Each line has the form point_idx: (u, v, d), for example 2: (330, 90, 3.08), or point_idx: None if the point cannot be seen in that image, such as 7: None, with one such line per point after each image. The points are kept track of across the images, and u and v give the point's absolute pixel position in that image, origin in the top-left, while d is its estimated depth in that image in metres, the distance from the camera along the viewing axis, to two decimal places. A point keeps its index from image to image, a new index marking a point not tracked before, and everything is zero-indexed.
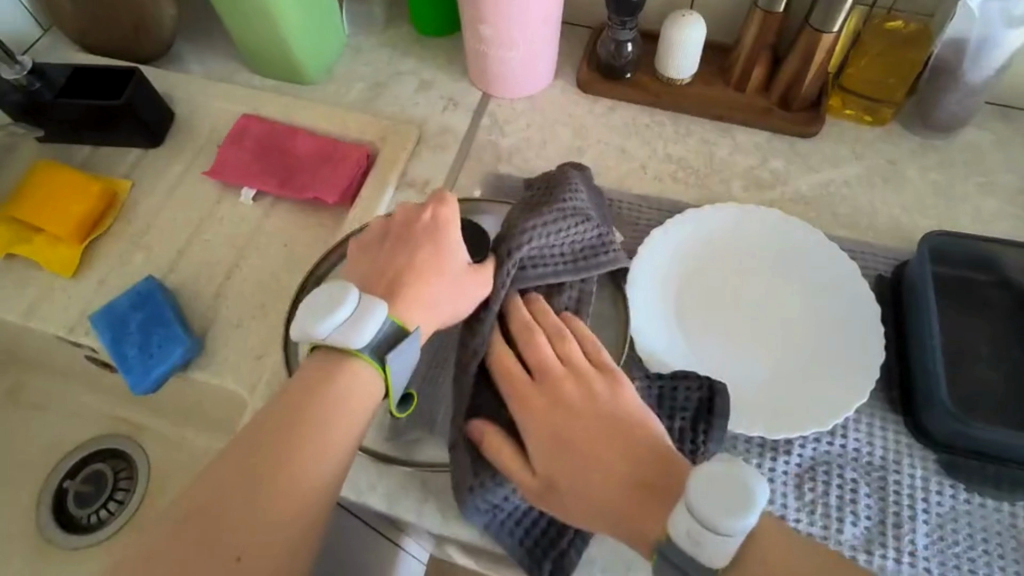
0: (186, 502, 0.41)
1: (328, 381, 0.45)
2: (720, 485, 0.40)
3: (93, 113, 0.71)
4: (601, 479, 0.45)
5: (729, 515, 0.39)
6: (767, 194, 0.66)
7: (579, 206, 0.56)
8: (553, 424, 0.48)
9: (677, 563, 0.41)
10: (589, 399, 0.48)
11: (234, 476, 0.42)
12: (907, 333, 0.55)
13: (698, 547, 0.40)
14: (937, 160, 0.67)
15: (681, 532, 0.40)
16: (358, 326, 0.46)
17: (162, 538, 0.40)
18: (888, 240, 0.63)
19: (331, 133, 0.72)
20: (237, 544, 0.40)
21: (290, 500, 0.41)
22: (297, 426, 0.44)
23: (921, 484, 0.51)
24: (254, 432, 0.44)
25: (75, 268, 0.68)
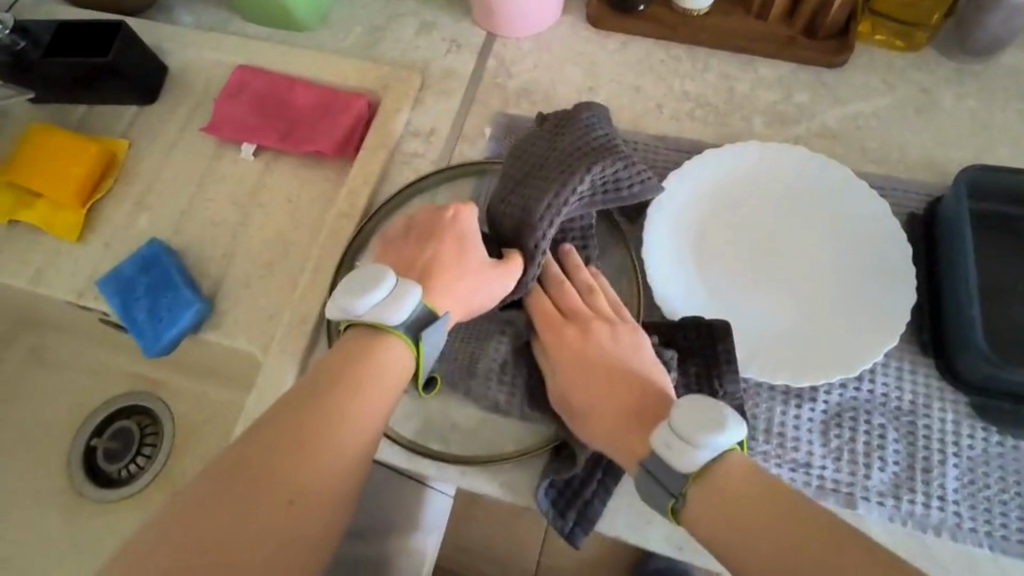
0: (234, 454, 0.42)
1: (375, 343, 0.45)
2: (705, 409, 0.42)
3: (83, 71, 0.68)
4: (611, 406, 0.47)
5: (703, 432, 0.41)
6: (792, 129, 0.63)
7: (592, 147, 0.51)
8: (575, 355, 0.49)
9: (655, 471, 0.43)
10: (615, 343, 0.49)
11: (280, 429, 0.42)
12: (941, 273, 0.52)
13: (672, 462, 0.42)
14: (975, 85, 0.63)
15: (662, 445, 0.42)
16: (393, 307, 0.45)
17: (210, 486, 0.41)
18: (920, 175, 0.59)
19: (330, 82, 0.69)
20: (288, 490, 0.41)
21: (337, 452, 0.42)
22: (341, 383, 0.44)
23: (952, 428, 0.49)
24: (296, 392, 0.44)
25: (79, 233, 0.66)
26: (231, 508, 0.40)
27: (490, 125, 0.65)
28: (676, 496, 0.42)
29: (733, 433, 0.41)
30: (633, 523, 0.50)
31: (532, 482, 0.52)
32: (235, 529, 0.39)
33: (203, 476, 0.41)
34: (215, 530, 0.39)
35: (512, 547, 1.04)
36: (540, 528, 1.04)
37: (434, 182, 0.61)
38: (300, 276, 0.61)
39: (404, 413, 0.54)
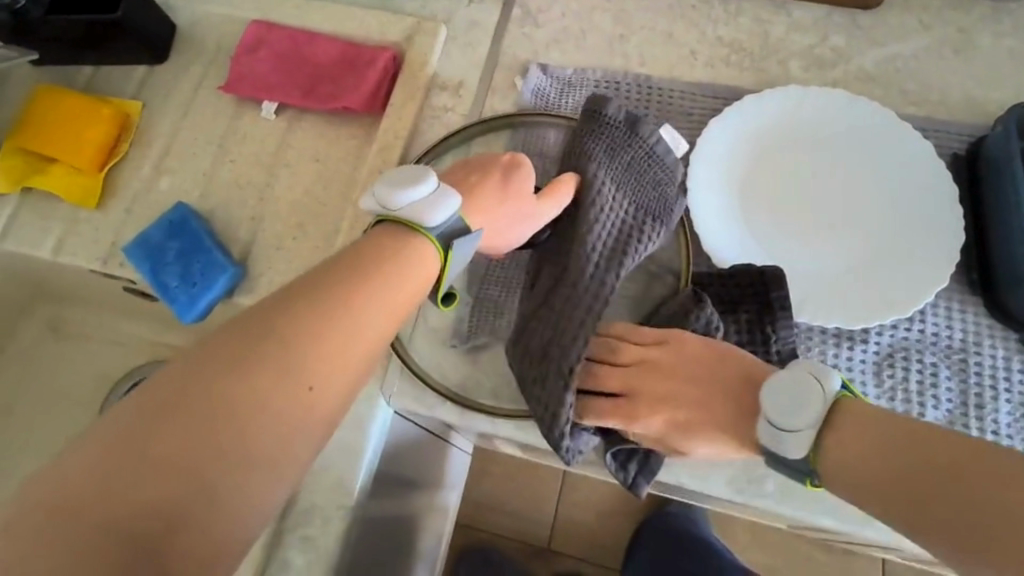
0: (234, 338, 0.36)
1: (388, 239, 0.42)
2: (788, 382, 0.41)
3: (89, 29, 0.65)
4: (713, 436, 0.45)
5: (801, 410, 0.40)
6: (829, 73, 0.62)
7: (604, 238, 0.49)
8: (658, 423, 0.46)
9: (788, 468, 0.41)
10: (680, 367, 0.46)
11: (302, 307, 0.38)
12: (988, 212, 0.52)
13: (784, 450, 0.41)
14: (1012, 24, 0.62)
15: (770, 439, 0.41)
16: (438, 206, 0.43)
17: (212, 363, 0.35)
18: (960, 116, 0.59)
19: (350, 36, 0.66)
20: (307, 372, 0.36)
21: (361, 340, 0.38)
22: (364, 271, 0.40)
23: (1003, 364, 0.50)
24: (301, 281, 0.39)
25: (98, 199, 0.64)
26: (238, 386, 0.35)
27: (521, 77, 0.63)
28: (812, 473, 0.41)
29: (832, 396, 0.40)
30: (693, 467, 0.51)
31: None
32: (247, 408, 0.35)
33: (206, 351, 0.36)
34: (224, 405, 0.34)
35: (528, 506, 1.05)
36: (557, 486, 1.05)
37: (453, 143, 0.59)
38: (334, 236, 0.60)
39: (453, 368, 0.54)
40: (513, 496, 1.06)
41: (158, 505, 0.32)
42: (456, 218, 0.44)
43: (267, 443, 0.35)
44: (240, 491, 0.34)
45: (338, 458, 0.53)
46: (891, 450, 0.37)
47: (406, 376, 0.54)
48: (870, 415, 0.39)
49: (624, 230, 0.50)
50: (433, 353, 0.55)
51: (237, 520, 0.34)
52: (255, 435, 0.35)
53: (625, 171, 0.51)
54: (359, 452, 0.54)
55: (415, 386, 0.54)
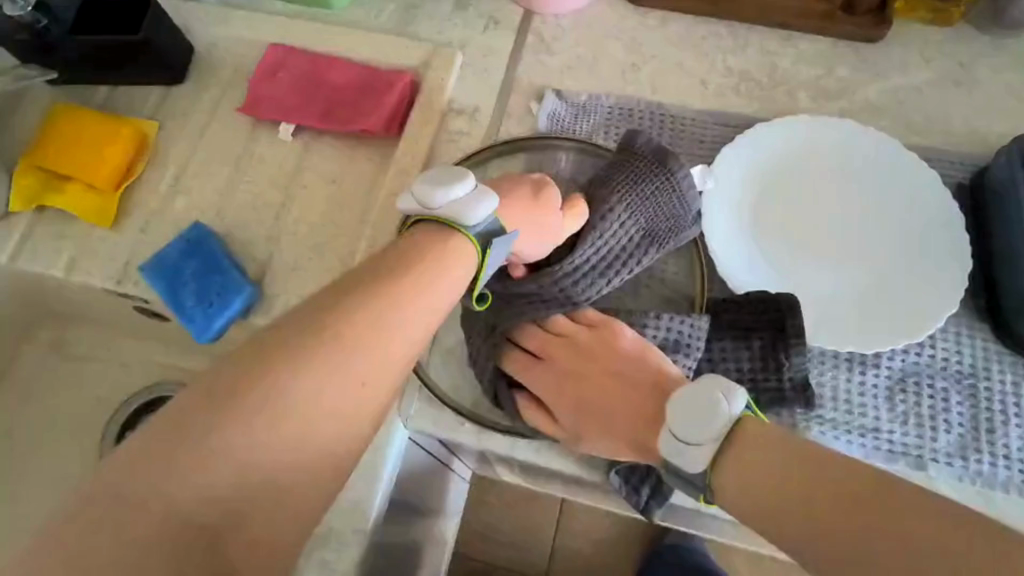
0: (290, 337, 0.38)
1: (428, 244, 0.44)
2: (689, 400, 0.44)
3: (109, 49, 0.65)
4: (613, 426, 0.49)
5: (699, 425, 0.44)
6: (836, 103, 0.64)
7: (591, 260, 0.51)
8: (565, 399, 0.50)
9: (678, 472, 0.45)
10: (600, 359, 0.50)
11: (350, 311, 0.39)
12: (994, 240, 0.54)
13: (683, 462, 0.44)
14: (1010, 59, 0.64)
15: (672, 451, 0.44)
16: (479, 203, 0.45)
17: (270, 361, 0.37)
18: (963, 146, 0.61)
19: (368, 60, 0.68)
20: (359, 369, 0.39)
21: (405, 339, 0.41)
22: (407, 275, 0.42)
23: (1011, 388, 0.51)
24: (348, 282, 0.41)
25: (113, 218, 0.64)
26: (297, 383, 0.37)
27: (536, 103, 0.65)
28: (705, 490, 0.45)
29: (728, 412, 0.43)
30: None
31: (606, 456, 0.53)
32: (304, 404, 0.37)
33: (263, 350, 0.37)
34: (284, 400, 0.37)
35: (526, 528, 1.05)
36: (555, 508, 1.05)
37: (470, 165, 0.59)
38: (350, 257, 0.61)
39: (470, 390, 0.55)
40: (511, 519, 1.05)
41: (230, 493, 0.35)
42: (495, 218, 0.46)
43: (324, 434, 0.38)
44: (298, 478, 0.37)
45: (354, 480, 0.53)
46: (781, 477, 0.41)
47: (423, 398, 0.55)
48: (762, 442, 0.43)
49: (615, 255, 0.52)
50: (450, 376, 0.55)
51: (299, 503, 0.37)
52: (313, 428, 0.37)
53: (645, 201, 0.52)
54: (376, 473, 0.53)
55: (432, 408, 0.54)
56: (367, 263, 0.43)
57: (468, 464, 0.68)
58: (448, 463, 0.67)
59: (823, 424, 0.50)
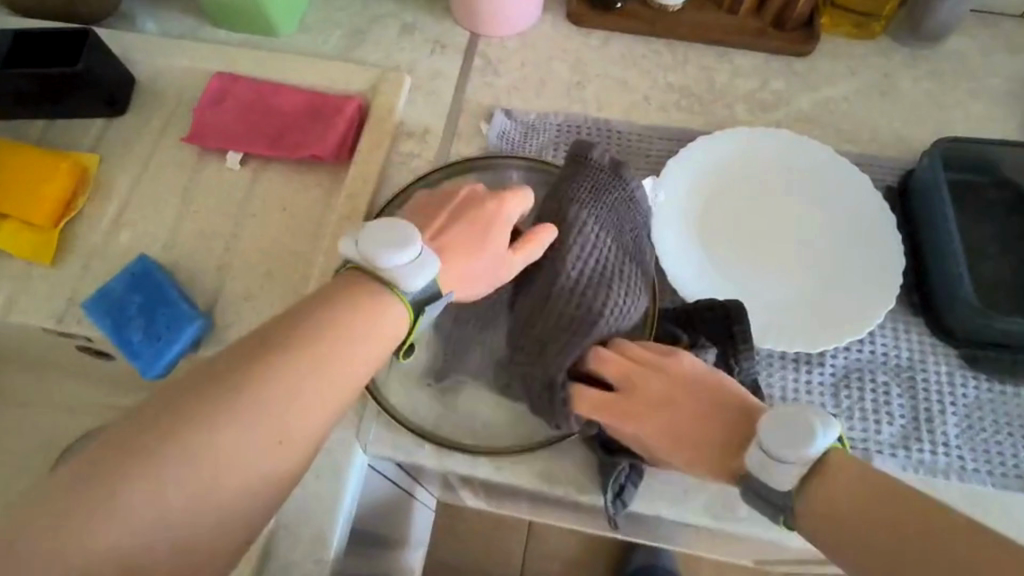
0: (208, 391, 0.38)
1: (358, 293, 0.43)
2: (792, 417, 0.40)
3: (45, 81, 0.64)
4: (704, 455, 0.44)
5: (800, 447, 0.40)
6: (771, 115, 0.66)
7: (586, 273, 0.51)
8: (655, 426, 0.46)
9: (759, 491, 0.41)
10: (672, 382, 0.46)
11: (270, 365, 0.39)
12: (923, 239, 0.57)
13: (767, 474, 0.41)
14: (928, 69, 0.69)
15: (757, 460, 0.41)
16: (418, 272, 0.44)
17: (186, 414, 0.37)
18: (890, 151, 0.64)
19: (315, 87, 0.68)
20: (274, 428, 0.38)
21: (326, 395, 0.40)
22: (333, 324, 0.41)
23: (947, 378, 0.53)
24: (273, 334, 0.40)
25: (53, 254, 0.62)
26: (210, 439, 0.37)
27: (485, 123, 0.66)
28: (786, 510, 0.41)
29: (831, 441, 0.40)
30: (670, 492, 0.52)
31: (569, 468, 0.53)
32: (215, 461, 0.37)
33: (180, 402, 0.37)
34: (195, 454, 0.36)
35: (495, 548, 1.04)
36: (524, 528, 1.05)
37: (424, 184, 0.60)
38: (304, 283, 0.60)
39: (430, 413, 0.54)
40: (480, 540, 1.04)
41: (134, 551, 0.35)
42: (433, 284, 0.45)
43: (235, 492, 0.37)
44: (203, 537, 0.37)
45: (313, 511, 0.52)
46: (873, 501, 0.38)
47: (382, 423, 0.54)
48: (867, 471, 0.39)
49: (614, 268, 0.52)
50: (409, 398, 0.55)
51: (204, 560, 0.37)
52: (223, 485, 0.37)
53: (608, 213, 0.53)
54: (336, 501, 0.52)
55: (391, 432, 0.54)
56: (297, 310, 0.42)
57: (431, 489, 0.68)
58: (412, 491, 0.66)
59: None
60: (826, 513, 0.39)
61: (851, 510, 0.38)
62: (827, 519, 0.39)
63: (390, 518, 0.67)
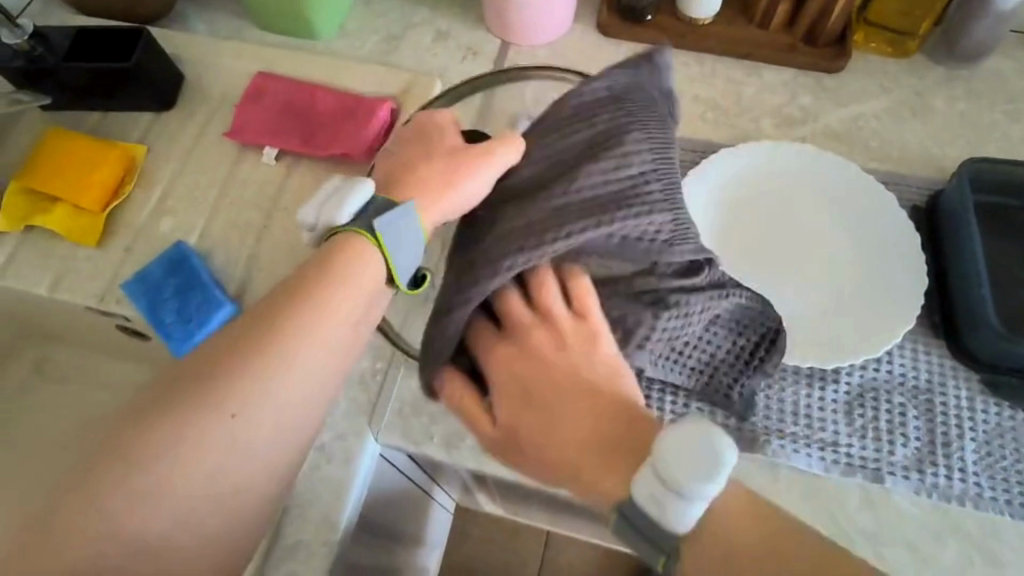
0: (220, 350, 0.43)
1: (347, 253, 0.44)
2: (687, 442, 0.36)
3: (102, 75, 0.68)
4: (573, 425, 0.41)
5: (697, 481, 0.35)
6: (798, 130, 0.66)
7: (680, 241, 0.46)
8: (517, 373, 0.44)
9: (642, 529, 0.38)
10: (565, 368, 0.43)
11: (272, 325, 0.43)
12: (946, 261, 0.56)
13: (660, 514, 0.37)
14: (964, 89, 0.67)
15: (644, 495, 0.37)
16: (338, 203, 0.45)
17: (202, 375, 0.42)
18: (920, 171, 0.63)
19: (350, 88, 0.70)
20: (231, 402, 0.41)
21: (324, 352, 0.44)
22: (326, 281, 0.44)
23: (967, 404, 0.52)
24: (277, 296, 0.44)
25: (98, 238, 0.66)
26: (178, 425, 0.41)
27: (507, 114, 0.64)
28: (669, 554, 0.37)
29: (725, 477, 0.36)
30: None
31: None
32: (222, 418, 0.41)
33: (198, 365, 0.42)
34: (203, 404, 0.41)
35: (508, 558, 1.05)
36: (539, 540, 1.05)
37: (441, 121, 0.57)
38: None
39: (440, 409, 0.55)
40: (492, 547, 1.05)
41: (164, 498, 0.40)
42: (370, 202, 0.45)
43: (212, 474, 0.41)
44: (221, 489, 0.41)
45: (323, 495, 0.54)
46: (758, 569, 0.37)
47: (394, 413, 0.56)
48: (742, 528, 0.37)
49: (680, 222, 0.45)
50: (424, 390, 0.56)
51: (217, 530, 0.41)
52: (198, 469, 0.40)
53: None
54: (346, 486, 0.54)
55: (402, 424, 0.55)
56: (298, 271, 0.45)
57: (449, 489, 0.69)
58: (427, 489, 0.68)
59: (783, 437, 0.52)
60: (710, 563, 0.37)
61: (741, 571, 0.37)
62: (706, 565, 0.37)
63: (406, 514, 0.68)
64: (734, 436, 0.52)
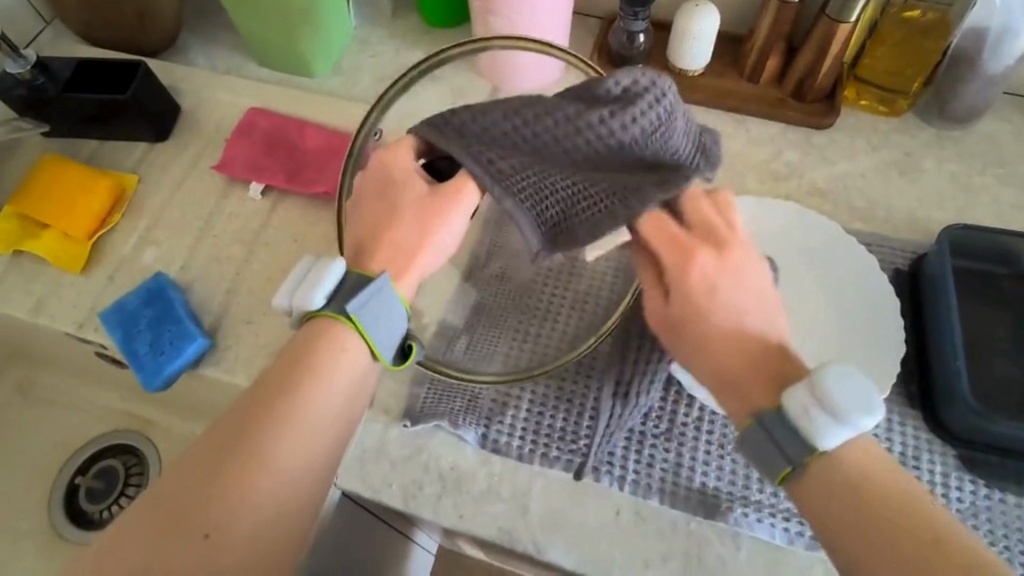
0: (192, 459, 0.42)
1: (313, 355, 0.44)
2: (847, 386, 0.38)
3: (98, 106, 0.70)
4: (735, 337, 0.41)
5: (854, 410, 0.37)
6: (782, 186, 0.66)
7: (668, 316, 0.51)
8: (733, 302, 0.42)
9: (776, 434, 0.39)
10: (735, 274, 0.43)
11: (248, 433, 0.42)
12: (925, 327, 0.55)
13: (799, 426, 0.38)
14: (954, 150, 0.66)
15: (797, 407, 0.38)
16: (310, 288, 0.45)
17: (176, 496, 0.41)
18: (905, 233, 0.62)
19: (338, 127, 0.71)
20: (205, 521, 0.40)
21: (305, 443, 0.43)
22: (304, 374, 0.44)
23: (940, 480, 0.50)
24: (249, 399, 0.44)
25: (83, 265, 0.67)
26: (168, 552, 0.39)
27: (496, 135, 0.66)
28: (796, 465, 0.39)
29: (872, 419, 0.37)
30: (629, 566, 0.50)
31: (528, 526, 0.52)
32: (203, 536, 0.40)
33: (173, 483, 0.41)
34: (179, 523, 0.40)
35: None
36: None
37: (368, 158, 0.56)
38: None
39: (401, 457, 0.54)
40: None
41: None
42: (343, 282, 0.45)
43: None
44: None
45: None
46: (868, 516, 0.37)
47: (355, 457, 0.55)
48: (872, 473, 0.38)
49: None
50: (394, 432, 0.55)
51: None
52: None
53: None
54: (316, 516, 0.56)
55: (359, 470, 0.54)
56: (268, 373, 0.45)
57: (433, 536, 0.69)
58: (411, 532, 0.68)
59: (747, 506, 0.51)
60: (818, 491, 0.38)
61: (849, 506, 0.37)
62: (828, 490, 0.38)
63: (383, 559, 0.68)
64: (695, 500, 0.51)
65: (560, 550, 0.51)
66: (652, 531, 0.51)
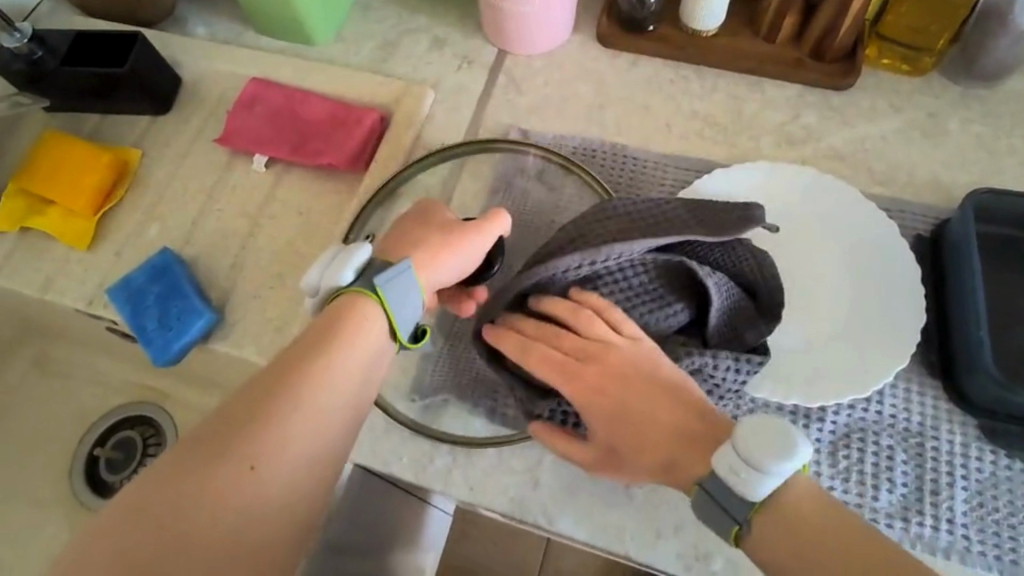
0: (236, 399, 0.43)
1: (345, 315, 0.46)
2: (759, 436, 0.38)
3: (97, 80, 0.68)
4: (644, 441, 0.44)
5: (773, 458, 0.38)
6: (799, 149, 0.63)
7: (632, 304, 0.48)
8: (623, 423, 0.45)
9: (717, 498, 0.40)
10: (619, 377, 0.45)
11: (288, 377, 0.44)
12: (947, 296, 0.53)
13: (732, 485, 0.39)
14: (981, 110, 0.64)
15: (724, 468, 0.39)
16: (339, 266, 0.47)
17: (217, 433, 0.42)
18: (927, 197, 0.60)
19: (341, 96, 0.70)
20: (250, 453, 0.41)
21: (341, 390, 0.44)
22: (336, 329, 0.45)
23: (960, 449, 0.49)
24: (290, 351, 0.45)
25: (90, 241, 0.67)
26: (213, 478, 0.40)
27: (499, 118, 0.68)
28: (741, 522, 0.40)
29: (800, 461, 0.38)
30: (641, 537, 0.50)
31: (538, 499, 0.51)
32: (247, 467, 0.40)
33: (216, 420, 0.42)
34: (223, 454, 0.41)
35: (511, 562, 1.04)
36: (540, 548, 1.04)
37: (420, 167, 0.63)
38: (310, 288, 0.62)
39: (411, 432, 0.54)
40: (494, 552, 1.05)
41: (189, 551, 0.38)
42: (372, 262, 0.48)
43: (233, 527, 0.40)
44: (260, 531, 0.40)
45: None
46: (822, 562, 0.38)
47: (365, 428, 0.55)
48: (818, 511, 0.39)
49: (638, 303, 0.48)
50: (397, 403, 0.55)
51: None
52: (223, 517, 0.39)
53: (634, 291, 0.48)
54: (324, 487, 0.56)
55: (368, 444, 0.54)
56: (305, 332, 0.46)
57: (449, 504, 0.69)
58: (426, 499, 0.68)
59: None
60: (782, 555, 0.39)
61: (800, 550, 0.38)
62: (783, 536, 0.39)
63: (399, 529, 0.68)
64: None
65: (571, 522, 0.51)
66: (665, 504, 0.50)
